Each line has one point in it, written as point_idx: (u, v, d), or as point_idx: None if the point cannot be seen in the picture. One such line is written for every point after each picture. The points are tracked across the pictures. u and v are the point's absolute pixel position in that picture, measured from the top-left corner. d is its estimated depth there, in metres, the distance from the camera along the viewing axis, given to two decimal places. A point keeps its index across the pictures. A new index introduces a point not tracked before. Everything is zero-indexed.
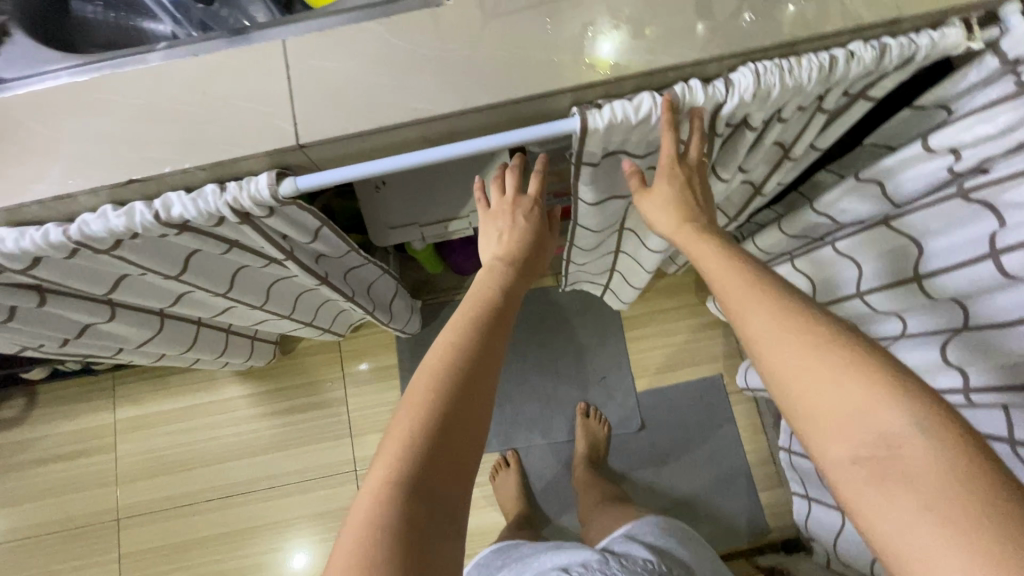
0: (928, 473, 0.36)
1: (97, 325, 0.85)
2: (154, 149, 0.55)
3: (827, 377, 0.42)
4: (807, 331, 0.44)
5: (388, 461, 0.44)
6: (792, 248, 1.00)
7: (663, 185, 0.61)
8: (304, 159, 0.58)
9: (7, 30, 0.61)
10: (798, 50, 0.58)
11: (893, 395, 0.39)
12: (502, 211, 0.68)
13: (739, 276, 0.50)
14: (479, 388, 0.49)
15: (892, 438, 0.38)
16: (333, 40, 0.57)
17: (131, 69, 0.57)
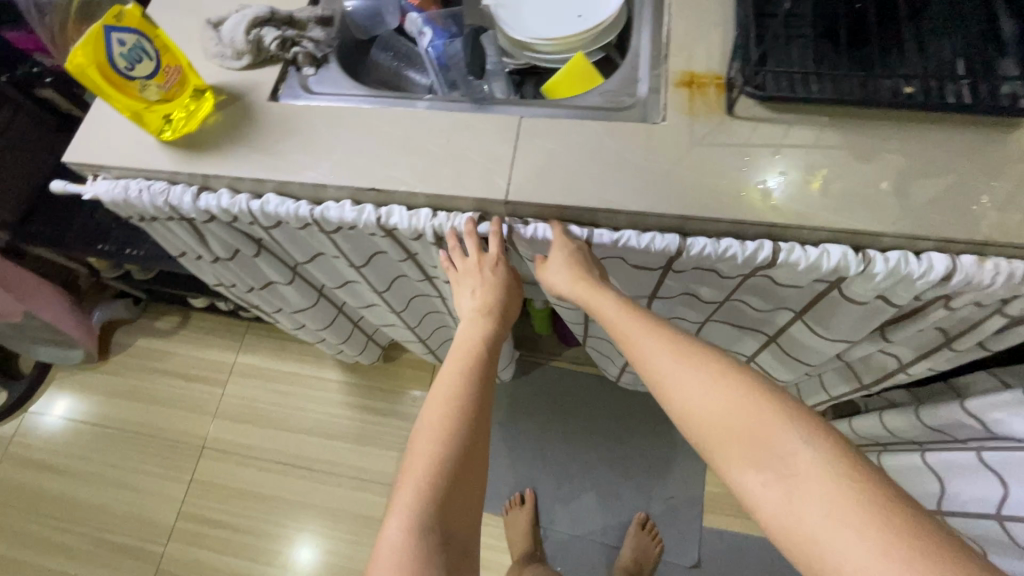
0: (831, 494, 0.41)
1: (277, 283, 1.02)
2: (399, 171, 0.69)
3: (735, 415, 0.47)
4: (698, 376, 0.50)
5: (414, 497, 0.52)
6: (924, 439, 0.92)
7: (554, 253, 0.63)
8: (502, 212, 0.68)
9: (327, 59, 0.80)
10: (989, 251, 0.59)
11: (796, 426, 0.45)
12: (470, 270, 0.67)
13: (632, 329, 0.55)
14: (476, 415, 0.57)
15: (793, 459, 0.43)
16: (559, 128, 0.69)
17: (404, 110, 0.73)
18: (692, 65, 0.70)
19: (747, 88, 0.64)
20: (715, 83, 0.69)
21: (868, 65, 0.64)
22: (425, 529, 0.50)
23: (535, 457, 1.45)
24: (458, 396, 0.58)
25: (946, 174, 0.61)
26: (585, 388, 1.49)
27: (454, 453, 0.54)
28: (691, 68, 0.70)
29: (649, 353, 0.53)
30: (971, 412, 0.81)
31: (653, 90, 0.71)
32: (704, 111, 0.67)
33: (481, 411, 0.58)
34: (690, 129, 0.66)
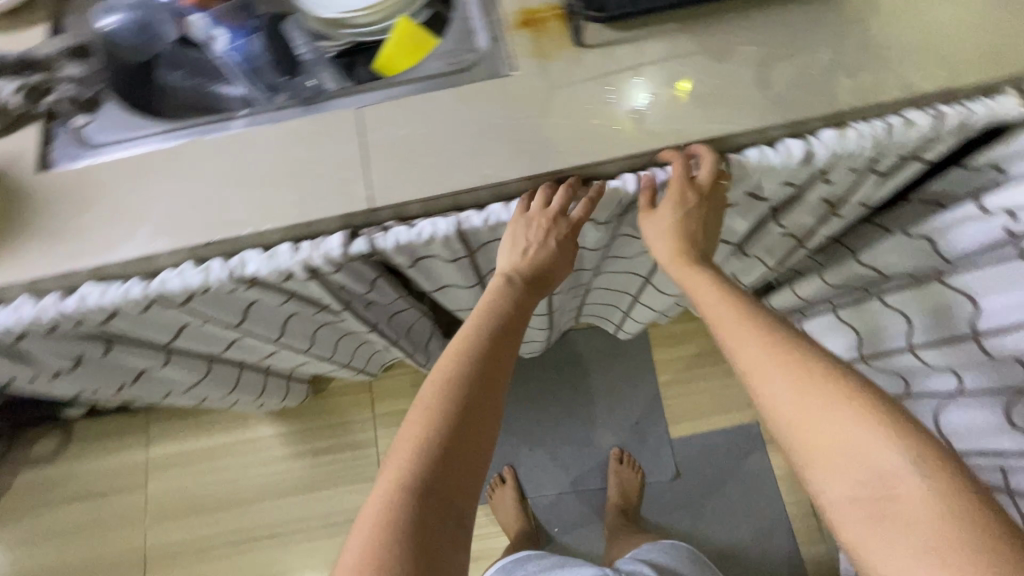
0: (921, 507, 0.40)
1: (151, 370, 0.86)
2: (236, 210, 0.58)
3: (829, 421, 0.44)
4: (801, 368, 0.47)
5: (403, 465, 0.46)
6: (835, 298, 0.99)
7: (668, 210, 0.57)
8: (374, 219, 0.60)
9: (101, 98, 0.65)
10: (852, 117, 0.59)
11: (883, 432, 0.43)
12: (539, 223, 0.57)
13: (737, 321, 0.51)
14: (489, 391, 0.50)
15: (879, 473, 0.42)
16: (406, 108, 0.60)
17: (217, 136, 0.61)
18: (525, 2, 0.64)
19: (587, 14, 0.60)
20: (554, 15, 0.63)
21: None
22: (416, 502, 0.44)
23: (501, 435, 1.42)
24: (462, 373, 0.49)
25: (797, 52, 0.60)
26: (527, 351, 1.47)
27: (456, 428, 0.47)
28: (525, 5, 0.64)
29: (740, 343, 0.50)
30: (867, 263, 0.86)
31: (493, 40, 0.64)
32: (552, 48, 0.61)
33: (496, 392, 0.50)
34: (544, 72, 0.60)
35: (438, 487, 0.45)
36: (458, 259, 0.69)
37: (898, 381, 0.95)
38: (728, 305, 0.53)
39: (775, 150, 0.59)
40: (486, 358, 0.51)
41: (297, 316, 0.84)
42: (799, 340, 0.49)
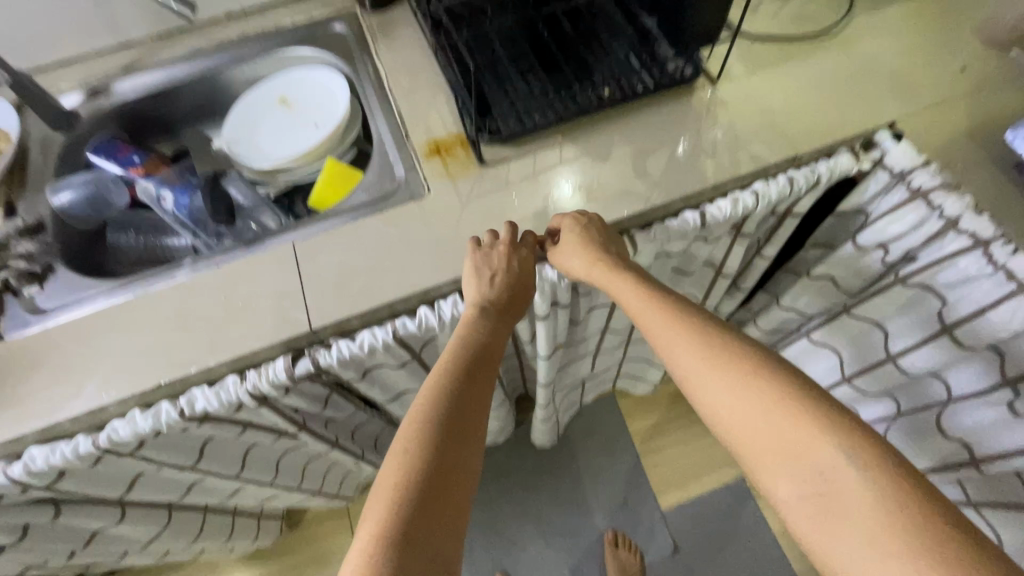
0: (861, 502, 0.39)
1: (106, 529, 0.83)
2: (182, 352, 0.61)
3: (761, 420, 0.45)
4: (735, 367, 0.48)
5: (383, 511, 0.43)
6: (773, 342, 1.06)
7: (573, 236, 0.62)
8: (316, 340, 0.64)
9: (52, 267, 0.70)
10: (721, 191, 0.70)
11: (820, 430, 0.43)
12: (495, 253, 0.61)
13: (667, 326, 0.53)
14: (457, 424, 0.49)
15: (823, 465, 0.42)
16: (336, 237, 0.68)
17: (161, 286, 0.66)
18: (432, 133, 0.74)
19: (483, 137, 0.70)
20: (459, 142, 0.73)
21: (568, 85, 0.74)
22: (399, 544, 0.41)
23: (490, 538, 1.36)
24: (431, 411, 0.49)
25: (664, 145, 0.71)
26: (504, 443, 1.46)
27: (432, 465, 0.46)
28: (433, 137, 0.74)
29: (677, 350, 0.51)
30: (787, 307, 0.94)
31: (409, 168, 0.73)
32: (460, 169, 0.71)
33: (472, 428, 0.50)
34: (455, 190, 0.69)
35: (418, 529, 0.43)
36: (404, 364, 0.73)
37: None
38: (653, 307, 0.55)
39: (665, 226, 0.69)
40: (458, 394, 0.51)
41: (257, 447, 0.84)
42: (729, 339, 0.50)
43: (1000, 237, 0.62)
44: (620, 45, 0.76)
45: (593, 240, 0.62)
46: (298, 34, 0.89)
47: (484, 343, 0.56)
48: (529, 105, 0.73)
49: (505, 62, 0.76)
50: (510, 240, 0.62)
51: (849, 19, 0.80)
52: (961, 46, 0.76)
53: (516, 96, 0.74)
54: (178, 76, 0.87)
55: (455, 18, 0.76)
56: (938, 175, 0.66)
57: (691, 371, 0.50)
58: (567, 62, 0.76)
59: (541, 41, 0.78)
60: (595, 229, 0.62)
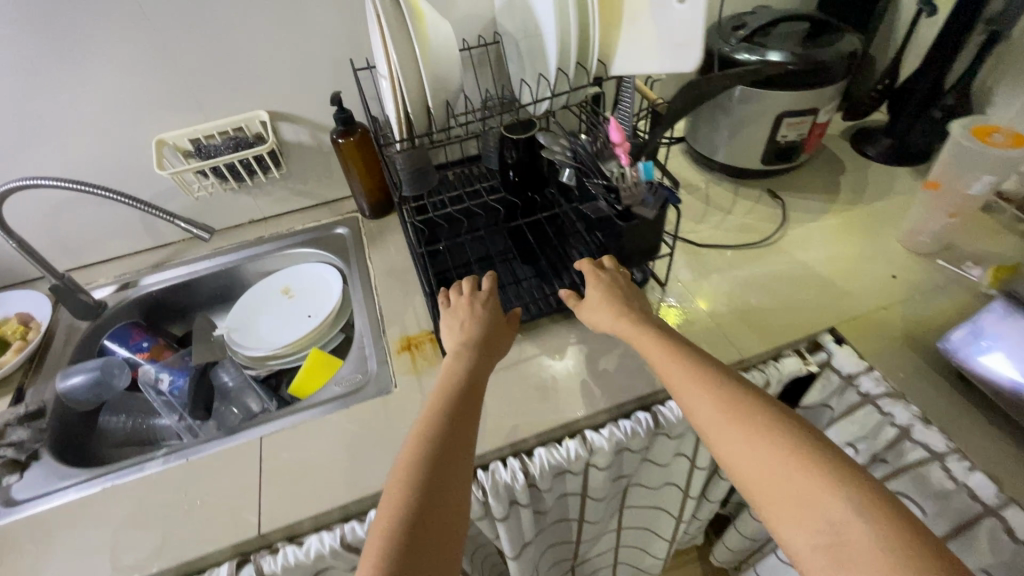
0: (873, 556, 0.40)
1: None
2: (128, 554, 0.61)
3: (770, 468, 0.47)
4: (747, 418, 0.51)
5: (393, 505, 0.47)
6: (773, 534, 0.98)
7: (591, 291, 0.71)
8: (264, 544, 0.63)
9: (38, 452, 0.74)
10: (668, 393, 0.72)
11: (830, 482, 0.44)
12: (458, 307, 0.69)
13: (691, 378, 0.56)
14: (457, 429, 0.55)
15: (833, 517, 0.43)
16: (302, 432, 0.71)
17: (131, 479, 0.68)
18: (406, 330, 0.82)
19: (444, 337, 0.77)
20: (429, 338, 0.80)
21: (527, 289, 0.84)
22: None
23: None
24: (431, 424, 0.55)
25: (616, 345, 0.76)
26: None
27: (430, 462, 0.51)
28: (406, 332, 0.82)
29: (696, 403, 0.54)
30: None
31: (381, 362, 0.79)
32: (427, 366, 0.77)
33: (465, 426, 0.56)
34: (419, 386, 0.74)
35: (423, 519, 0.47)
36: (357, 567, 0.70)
37: None
38: (676, 361, 0.59)
39: (617, 429, 0.70)
40: (450, 412, 0.56)
41: None
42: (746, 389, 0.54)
43: (953, 452, 0.61)
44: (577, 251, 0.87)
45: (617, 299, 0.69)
46: (307, 236, 1.03)
47: (470, 366, 0.62)
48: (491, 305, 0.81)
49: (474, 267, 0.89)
50: (472, 290, 0.71)
51: (784, 230, 0.89)
52: (888, 257, 0.83)
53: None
54: (199, 272, 0.99)
55: (433, 235, 0.93)
56: (882, 382, 0.68)
57: (704, 419, 0.53)
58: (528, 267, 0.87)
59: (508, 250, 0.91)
60: (618, 287, 0.69)
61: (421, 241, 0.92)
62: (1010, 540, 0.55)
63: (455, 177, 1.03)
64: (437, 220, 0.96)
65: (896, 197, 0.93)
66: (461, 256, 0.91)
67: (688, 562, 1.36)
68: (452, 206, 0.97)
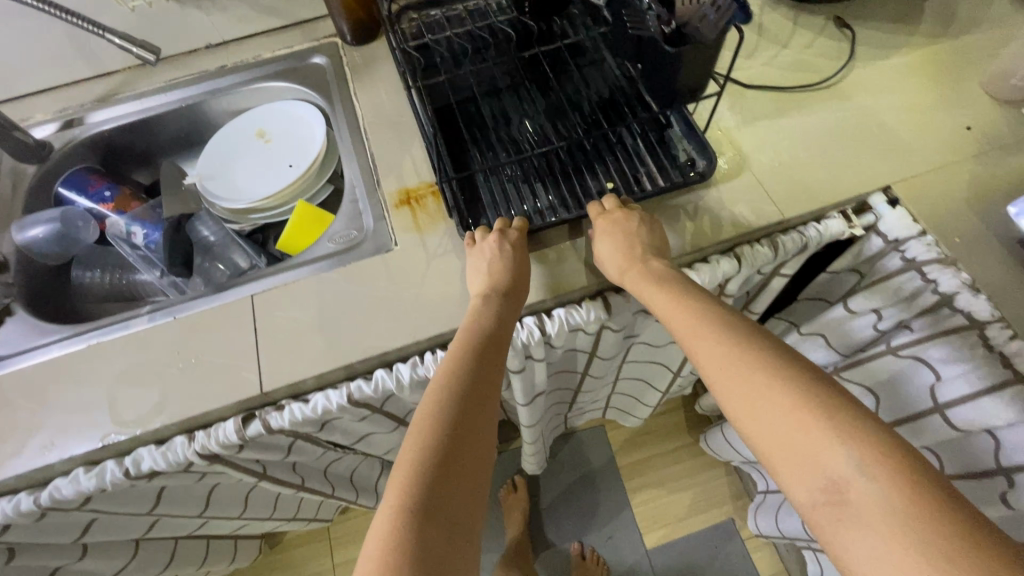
0: (876, 517, 0.37)
1: (69, 566, 0.81)
2: (131, 407, 0.60)
3: (779, 427, 0.42)
4: (751, 371, 0.46)
5: (398, 491, 0.44)
6: None
7: (606, 246, 0.61)
8: (268, 400, 0.62)
9: (10, 310, 0.69)
10: (718, 248, 0.66)
11: (830, 434, 0.40)
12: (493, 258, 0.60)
13: (695, 332, 0.50)
14: (472, 379, 0.52)
15: (829, 471, 0.40)
16: (295, 292, 0.66)
17: (115, 335, 0.64)
18: (404, 182, 0.72)
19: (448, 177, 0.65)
20: (430, 191, 0.71)
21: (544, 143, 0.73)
22: (408, 513, 0.42)
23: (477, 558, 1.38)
24: (447, 378, 0.51)
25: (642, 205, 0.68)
26: None
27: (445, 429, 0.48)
28: (404, 185, 0.71)
29: (700, 355, 0.49)
30: None
31: (378, 218, 0.70)
32: (430, 222, 0.68)
33: (479, 375, 0.52)
34: (424, 244, 0.67)
35: (431, 487, 0.44)
36: (366, 417, 0.71)
37: None
38: (678, 313, 0.52)
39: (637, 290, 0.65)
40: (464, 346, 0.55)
41: (222, 485, 0.82)
42: (754, 335, 0.48)
43: (997, 320, 0.57)
44: (633, 138, 0.71)
45: (628, 234, 0.61)
46: (277, 67, 0.86)
47: (494, 318, 0.57)
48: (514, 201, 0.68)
49: (497, 145, 0.73)
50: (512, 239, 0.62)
51: (850, 69, 0.76)
52: (968, 104, 0.71)
53: (504, 183, 0.70)
54: (155, 109, 0.84)
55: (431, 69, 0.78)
56: (933, 248, 0.62)
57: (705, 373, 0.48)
58: (566, 150, 0.72)
59: (523, 95, 0.77)
60: (635, 244, 0.60)
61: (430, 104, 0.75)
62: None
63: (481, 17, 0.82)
64: (439, 49, 0.79)
65: (990, 30, 0.78)
66: (482, 129, 0.75)
67: (674, 411, 1.50)
68: (454, 31, 0.80)
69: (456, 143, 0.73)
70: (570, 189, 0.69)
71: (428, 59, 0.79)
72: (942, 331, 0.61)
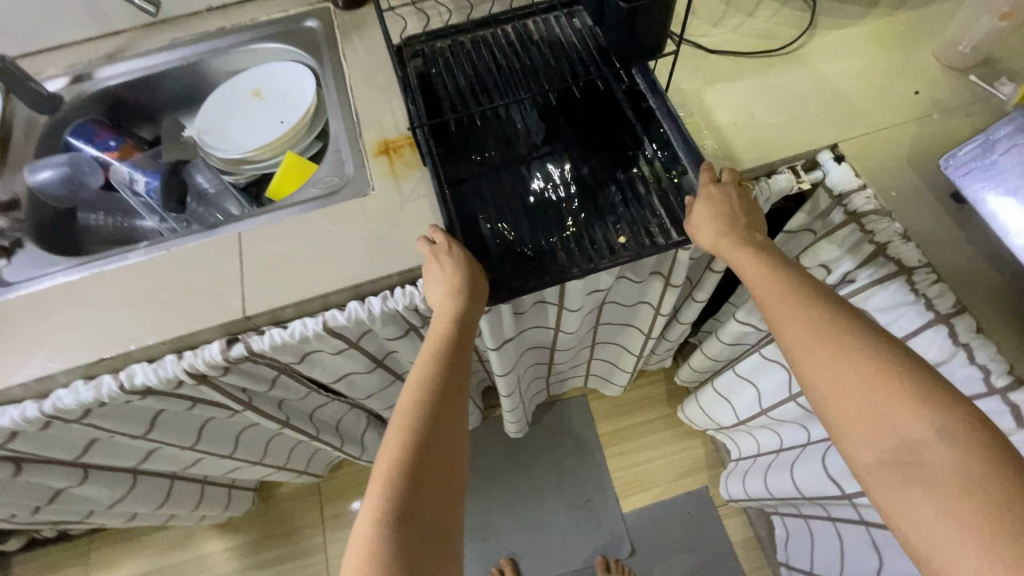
0: (948, 473, 0.45)
1: (70, 490, 0.88)
2: (127, 327, 0.66)
3: (862, 394, 0.50)
4: (841, 342, 0.53)
5: (375, 507, 0.51)
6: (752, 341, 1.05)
7: (703, 208, 0.65)
8: (251, 325, 0.68)
9: (21, 243, 0.75)
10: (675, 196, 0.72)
11: (916, 402, 0.49)
12: (444, 270, 0.62)
13: (788, 303, 0.56)
14: (444, 394, 0.58)
15: (906, 435, 0.48)
16: (279, 230, 0.71)
17: (114, 266, 0.70)
18: (383, 134, 0.77)
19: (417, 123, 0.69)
20: (407, 143, 0.76)
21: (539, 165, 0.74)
22: (393, 525, 0.50)
23: None
24: (415, 396, 0.57)
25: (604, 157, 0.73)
26: (472, 435, 1.53)
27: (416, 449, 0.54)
28: (384, 136, 0.77)
29: (791, 325, 0.55)
30: (745, 320, 0.99)
31: (358, 166, 0.76)
32: (405, 170, 0.74)
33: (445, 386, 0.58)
34: (399, 190, 0.72)
35: (410, 502, 0.51)
36: (343, 351, 0.77)
37: (798, 430, 1.00)
38: (775, 284, 0.58)
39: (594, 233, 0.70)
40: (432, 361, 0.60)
41: (213, 419, 0.89)
42: (849, 313, 0.55)
43: (923, 266, 0.62)
44: (646, 189, 0.72)
45: (726, 201, 0.65)
46: (272, 29, 0.92)
47: (455, 318, 0.61)
48: (524, 256, 0.68)
49: (506, 190, 0.73)
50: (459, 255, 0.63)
51: (808, 37, 0.80)
52: (917, 71, 0.75)
53: (513, 236, 0.70)
54: (158, 67, 0.90)
55: (433, 73, 0.80)
56: (871, 200, 0.67)
57: (793, 341, 0.55)
58: (577, 200, 0.72)
59: (527, 113, 0.78)
60: (733, 207, 0.65)
61: (437, 146, 0.75)
62: (952, 343, 0.59)
63: (490, 53, 0.82)
64: (443, 56, 0.82)
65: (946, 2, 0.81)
66: (484, 155, 0.75)
67: (654, 382, 1.55)
68: (463, 44, 0.83)
69: (464, 187, 0.72)
70: (580, 244, 0.69)
71: (431, 65, 0.81)
72: (883, 278, 0.64)
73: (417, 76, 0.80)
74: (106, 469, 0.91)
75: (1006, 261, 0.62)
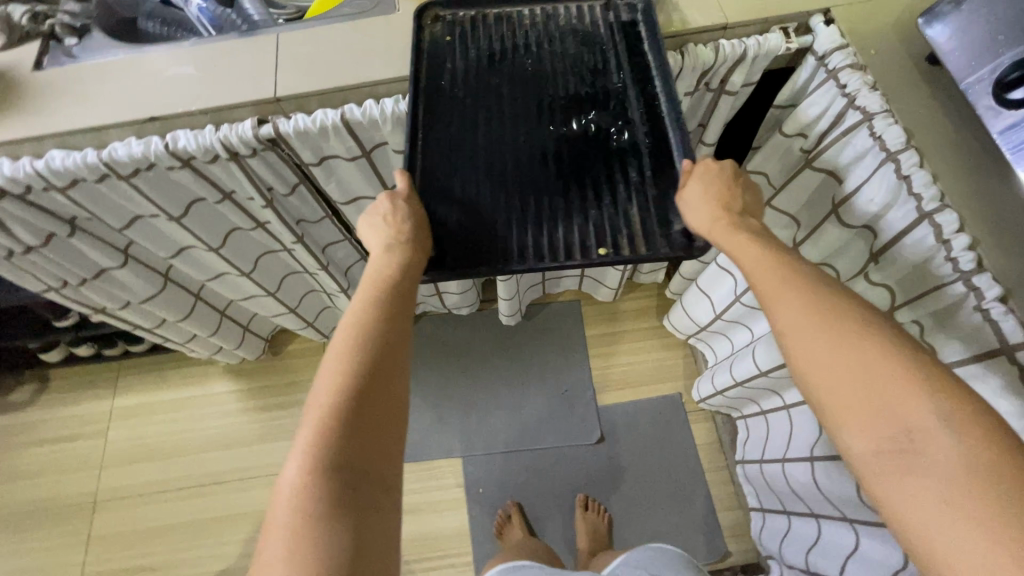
0: (949, 457, 0.47)
1: (112, 271, 1.01)
2: (174, 97, 0.76)
3: (855, 383, 0.52)
4: (843, 331, 0.54)
5: (317, 433, 0.53)
6: None
7: (699, 187, 0.65)
8: (279, 111, 0.78)
9: (89, 28, 0.85)
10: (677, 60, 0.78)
11: (919, 391, 0.50)
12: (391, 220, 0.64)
13: (791, 292, 0.57)
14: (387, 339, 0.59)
15: (912, 425, 0.49)
16: (311, 35, 0.80)
17: (168, 49, 0.80)
18: None
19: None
20: None
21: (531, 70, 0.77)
22: (331, 454, 0.52)
23: (446, 390, 1.57)
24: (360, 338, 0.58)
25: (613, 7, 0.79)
26: (468, 321, 1.64)
27: (351, 391, 0.55)
28: None
29: (791, 314, 0.56)
30: None
31: None
32: None
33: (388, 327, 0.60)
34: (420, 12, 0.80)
35: (352, 433, 0.53)
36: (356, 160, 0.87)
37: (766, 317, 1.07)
38: (776, 273, 0.59)
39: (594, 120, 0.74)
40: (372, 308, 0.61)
41: (237, 227, 0.99)
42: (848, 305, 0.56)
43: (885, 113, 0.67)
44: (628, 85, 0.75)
45: (723, 186, 0.66)
46: None
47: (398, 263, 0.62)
48: (520, 182, 0.71)
49: (503, 98, 0.76)
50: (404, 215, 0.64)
51: None
52: None
53: (513, 150, 0.73)
54: None
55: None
56: (849, 57, 0.71)
57: (792, 327, 0.56)
58: (570, 158, 0.73)
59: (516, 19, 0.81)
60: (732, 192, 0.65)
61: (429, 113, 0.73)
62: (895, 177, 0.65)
63: None
64: None
65: None
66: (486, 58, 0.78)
67: (646, 295, 1.63)
68: None
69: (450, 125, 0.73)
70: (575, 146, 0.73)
71: None
72: (851, 127, 0.70)
73: (432, 42, 0.78)
74: (142, 260, 1.04)
75: (960, 116, 0.67)
